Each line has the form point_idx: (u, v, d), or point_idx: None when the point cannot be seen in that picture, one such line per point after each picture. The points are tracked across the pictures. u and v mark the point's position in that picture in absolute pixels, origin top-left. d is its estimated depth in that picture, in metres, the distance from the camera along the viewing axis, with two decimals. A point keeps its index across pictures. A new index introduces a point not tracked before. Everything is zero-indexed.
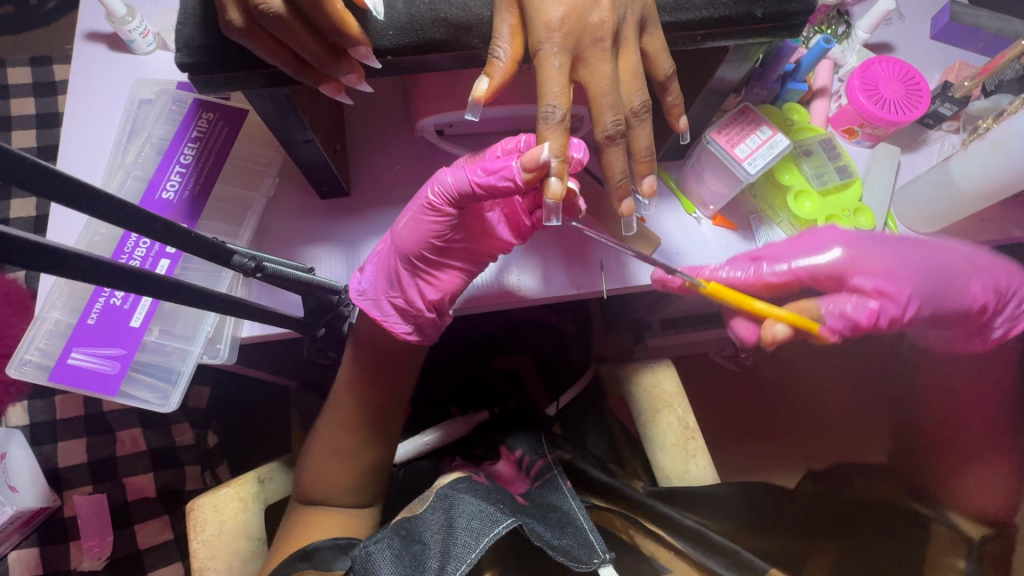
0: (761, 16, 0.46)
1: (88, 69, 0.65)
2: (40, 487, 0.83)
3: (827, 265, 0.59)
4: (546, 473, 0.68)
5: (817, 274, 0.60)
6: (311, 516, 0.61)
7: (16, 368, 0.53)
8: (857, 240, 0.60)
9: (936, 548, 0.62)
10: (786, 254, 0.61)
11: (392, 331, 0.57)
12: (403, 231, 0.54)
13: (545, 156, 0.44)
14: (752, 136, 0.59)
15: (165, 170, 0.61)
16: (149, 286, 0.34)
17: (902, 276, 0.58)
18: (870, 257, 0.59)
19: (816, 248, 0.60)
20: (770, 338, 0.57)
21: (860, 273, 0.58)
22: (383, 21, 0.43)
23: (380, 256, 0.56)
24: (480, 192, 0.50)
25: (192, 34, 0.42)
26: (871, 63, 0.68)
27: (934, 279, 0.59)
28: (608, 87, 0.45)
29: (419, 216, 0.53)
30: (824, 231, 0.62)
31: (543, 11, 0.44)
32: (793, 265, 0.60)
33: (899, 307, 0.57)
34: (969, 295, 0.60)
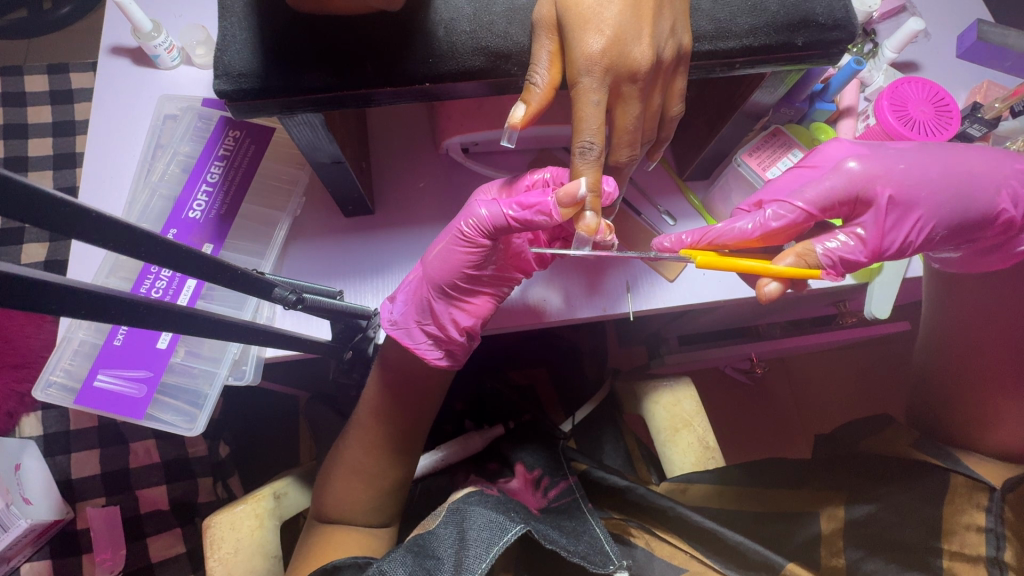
0: (801, 45, 0.46)
1: (113, 84, 0.65)
2: (54, 499, 0.82)
3: (841, 192, 0.55)
4: (567, 494, 0.67)
5: (828, 207, 0.55)
6: (333, 535, 0.62)
7: (42, 390, 0.53)
8: (868, 158, 0.55)
9: (953, 505, 0.56)
10: (790, 189, 0.56)
11: (424, 358, 0.58)
12: (437, 260, 0.55)
13: (582, 192, 0.46)
14: (782, 159, 0.60)
15: (191, 189, 0.61)
16: (174, 320, 0.33)
17: (917, 195, 0.55)
18: (884, 180, 0.55)
19: (824, 177, 0.55)
20: (764, 296, 0.53)
21: (873, 196, 0.55)
22: (420, 49, 0.43)
23: (412, 284, 0.57)
24: (515, 226, 0.51)
25: (231, 61, 0.42)
26: (900, 84, 0.67)
27: (954, 195, 0.56)
28: (632, 126, 0.47)
29: (452, 247, 0.54)
30: (832, 155, 0.57)
31: (583, 40, 0.43)
32: (801, 201, 0.54)
33: (907, 225, 0.55)
34: (991, 192, 0.56)
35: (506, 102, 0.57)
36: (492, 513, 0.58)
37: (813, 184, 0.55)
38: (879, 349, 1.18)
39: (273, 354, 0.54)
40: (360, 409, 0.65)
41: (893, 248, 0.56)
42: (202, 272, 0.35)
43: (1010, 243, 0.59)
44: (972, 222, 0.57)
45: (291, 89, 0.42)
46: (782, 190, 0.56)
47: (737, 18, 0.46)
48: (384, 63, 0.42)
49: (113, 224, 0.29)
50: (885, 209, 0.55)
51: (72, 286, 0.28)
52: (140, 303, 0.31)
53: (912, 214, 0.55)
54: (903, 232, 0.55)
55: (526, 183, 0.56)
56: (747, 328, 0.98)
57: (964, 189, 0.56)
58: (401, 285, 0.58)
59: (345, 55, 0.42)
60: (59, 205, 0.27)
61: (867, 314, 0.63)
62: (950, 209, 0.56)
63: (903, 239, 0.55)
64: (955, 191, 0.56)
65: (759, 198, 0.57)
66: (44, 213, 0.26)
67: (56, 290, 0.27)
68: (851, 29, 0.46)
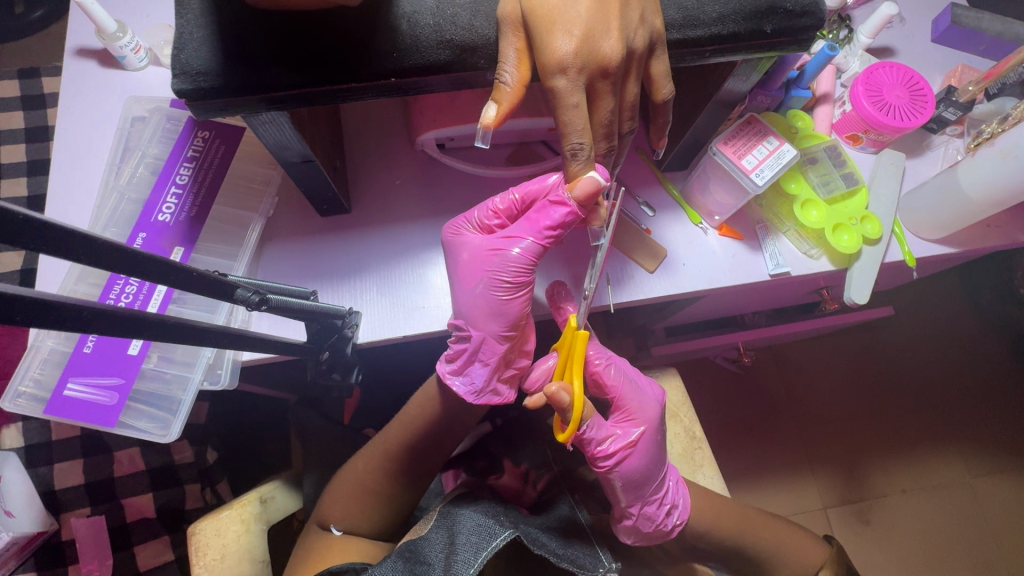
0: (770, 32, 0.46)
1: (80, 86, 0.64)
2: (37, 512, 0.80)
3: (634, 408, 0.62)
4: (552, 486, 0.69)
5: (623, 401, 0.63)
6: (335, 541, 0.61)
7: (10, 400, 0.52)
8: (640, 417, 0.62)
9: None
10: (633, 381, 0.64)
11: (508, 402, 0.61)
12: (489, 316, 0.56)
13: (601, 184, 0.48)
14: (758, 147, 0.57)
15: (160, 192, 0.59)
16: (144, 329, 0.32)
17: (645, 445, 0.61)
18: (635, 412, 0.62)
19: (643, 388, 0.64)
20: (550, 395, 0.49)
21: (633, 421, 0.62)
22: (383, 45, 0.42)
23: (481, 352, 0.57)
24: (551, 244, 0.55)
25: (189, 59, 0.41)
26: (876, 70, 0.67)
27: (657, 448, 0.62)
28: (608, 120, 0.47)
29: (499, 298, 0.56)
30: (646, 402, 0.63)
31: (551, 43, 0.43)
32: (615, 370, 0.63)
33: (651, 512, 0.62)
34: (661, 486, 0.63)
35: (478, 96, 0.56)
36: (480, 518, 0.59)
37: (642, 400, 0.63)
38: (863, 336, 1.19)
39: (250, 356, 0.54)
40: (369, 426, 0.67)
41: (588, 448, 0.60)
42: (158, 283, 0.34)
43: (663, 510, 0.63)
44: (651, 483, 0.61)
45: (254, 89, 0.41)
46: (624, 365, 0.65)
47: (705, 6, 0.46)
48: (349, 62, 0.42)
49: (70, 236, 0.28)
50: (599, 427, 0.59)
51: (32, 295, 0.26)
52: (104, 312, 0.30)
53: (635, 445, 0.60)
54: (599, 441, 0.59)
55: (498, 207, 0.57)
56: (732, 319, 0.98)
57: (659, 469, 0.62)
58: (461, 359, 0.58)
59: (308, 55, 0.41)
60: (8, 214, 0.25)
61: (845, 299, 0.64)
62: (638, 478, 0.61)
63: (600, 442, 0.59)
64: (653, 450, 0.61)
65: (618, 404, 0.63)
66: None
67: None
68: (819, 16, 0.46)
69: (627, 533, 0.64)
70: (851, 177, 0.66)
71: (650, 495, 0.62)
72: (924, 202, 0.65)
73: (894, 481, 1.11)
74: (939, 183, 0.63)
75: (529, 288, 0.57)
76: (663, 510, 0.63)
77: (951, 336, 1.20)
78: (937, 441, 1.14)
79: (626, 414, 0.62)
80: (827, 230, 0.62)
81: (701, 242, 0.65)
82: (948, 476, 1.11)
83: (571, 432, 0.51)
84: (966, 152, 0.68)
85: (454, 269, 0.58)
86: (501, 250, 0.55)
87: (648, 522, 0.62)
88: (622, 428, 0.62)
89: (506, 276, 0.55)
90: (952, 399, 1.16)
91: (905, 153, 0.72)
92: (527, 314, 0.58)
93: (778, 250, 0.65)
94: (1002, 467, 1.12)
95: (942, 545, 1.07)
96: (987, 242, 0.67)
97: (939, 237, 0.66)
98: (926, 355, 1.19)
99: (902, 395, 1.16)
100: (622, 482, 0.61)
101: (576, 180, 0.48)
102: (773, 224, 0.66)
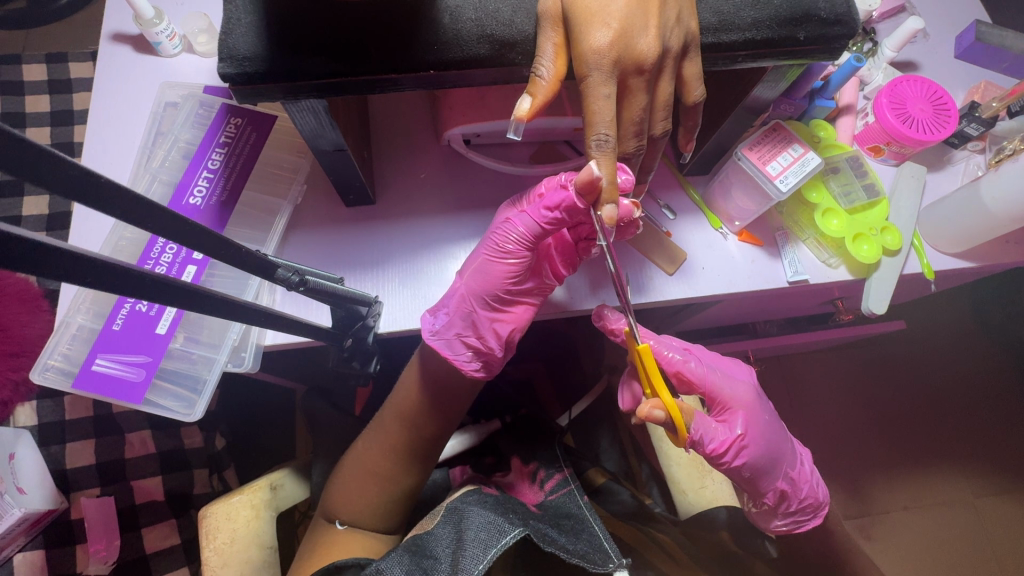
0: (804, 40, 0.46)
1: (115, 71, 0.65)
2: (49, 490, 0.80)
3: (729, 397, 0.64)
4: (563, 487, 0.69)
5: (717, 392, 0.64)
6: (340, 536, 0.63)
7: (39, 373, 0.52)
8: (750, 405, 0.64)
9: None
10: (714, 365, 0.66)
11: (456, 366, 0.57)
12: (476, 274, 0.57)
13: (597, 175, 0.46)
14: (783, 153, 0.58)
15: (192, 175, 0.60)
16: (198, 300, 0.34)
17: (753, 428, 0.63)
18: (739, 403, 0.64)
19: (731, 374, 0.66)
20: (646, 415, 0.53)
21: (733, 411, 0.64)
22: (424, 37, 0.43)
23: (450, 299, 0.57)
24: (547, 226, 0.55)
25: (235, 45, 0.42)
26: (899, 82, 0.67)
27: (770, 437, 0.64)
28: (639, 117, 0.47)
29: (492, 261, 0.57)
30: (737, 385, 0.65)
31: (588, 34, 0.44)
32: (710, 369, 0.65)
33: (802, 492, 0.65)
34: (776, 472, 0.64)
35: (509, 94, 0.57)
36: (490, 515, 0.59)
37: (733, 382, 0.65)
38: (872, 350, 1.19)
39: (275, 339, 0.54)
40: (380, 413, 0.66)
41: (700, 450, 0.61)
42: (194, 249, 0.34)
43: (787, 493, 0.65)
44: (773, 471, 0.64)
45: (296, 74, 0.42)
46: (706, 358, 0.66)
47: (740, 11, 0.46)
48: (389, 49, 0.42)
49: (131, 199, 0.30)
50: (709, 426, 0.61)
51: (100, 258, 0.28)
52: (162, 282, 0.31)
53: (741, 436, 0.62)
54: (711, 441, 0.61)
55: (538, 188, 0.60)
56: (743, 327, 0.99)
57: (777, 448, 0.64)
58: (437, 300, 0.59)
59: (351, 40, 0.42)
60: (92, 177, 0.27)
61: (863, 309, 0.64)
62: (762, 465, 0.63)
63: (713, 440, 0.61)
64: (764, 438, 0.63)
65: (713, 395, 0.64)
66: (55, 181, 0.27)
67: (72, 260, 0.27)
68: (853, 24, 0.47)
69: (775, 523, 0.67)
70: (872, 187, 0.66)
71: (784, 471, 0.65)
72: (945, 215, 0.65)
73: (899, 496, 1.10)
74: (962, 196, 0.64)
75: (520, 265, 0.56)
76: (809, 489, 0.66)
77: (961, 354, 1.20)
78: (943, 458, 1.13)
79: (723, 406, 0.65)
80: (847, 238, 0.63)
81: (720, 247, 0.65)
82: (953, 494, 1.11)
83: (684, 438, 0.54)
84: (986, 168, 0.69)
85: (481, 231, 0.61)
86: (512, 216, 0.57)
87: (800, 500, 0.65)
88: (726, 422, 0.64)
89: (501, 240, 0.56)
90: (960, 417, 1.16)
91: (925, 167, 0.72)
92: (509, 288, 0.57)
93: (798, 257, 0.65)
94: (1008, 487, 1.12)
95: (944, 563, 1.07)
96: (1005, 258, 0.67)
97: (956, 251, 0.67)
98: (936, 372, 1.19)
99: (911, 411, 1.16)
100: (750, 473, 0.63)
101: (598, 206, 0.47)
102: (793, 232, 0.66)
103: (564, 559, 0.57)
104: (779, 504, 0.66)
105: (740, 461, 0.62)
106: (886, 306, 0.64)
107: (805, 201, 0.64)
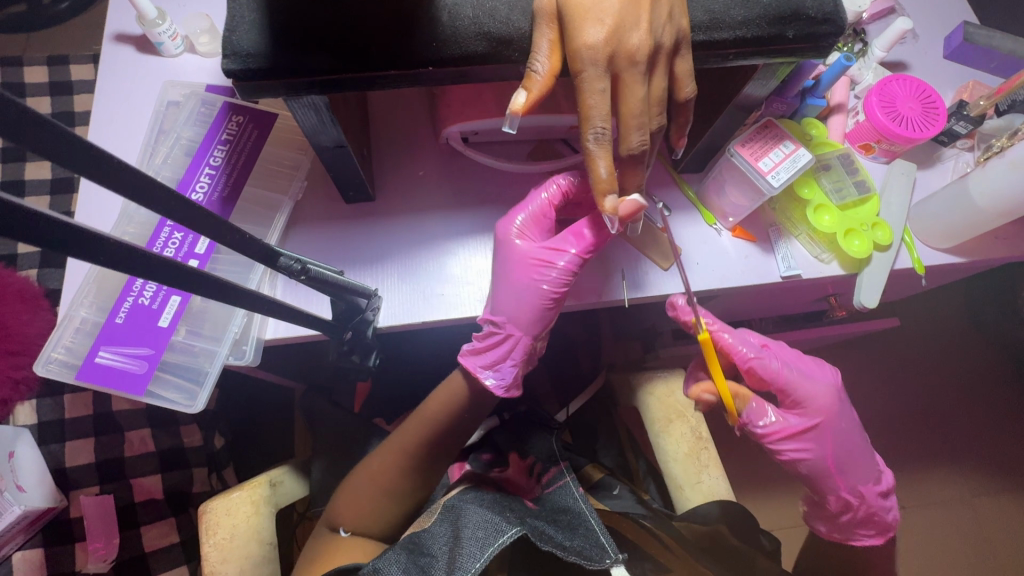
0: (792, 37, 0.48)
1: (118, 70, 0.66)
2: (48, 488, 0.80)
3: (806, 396, 0.65)
4: (559, 480, 0.69)
5: (796, 389, 0.65)
6: (338, 542, 0.62)
7: (43, 366, 0.53)
8: (830, 406, 0.65)
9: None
10: (798, 365, 0.67)
11: (507, 397, 0.62)
12: (526, 316, 0.60)
13: (604, 174, 0.48)
14: (775, 150, 0.59)
15: (194, 172, 0.61)
16: (203, 285, 0.35)
17: (824, 434, 0.65)
18: (817, 403, 0.65)
19: (813, 373, 0.67)
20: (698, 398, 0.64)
21: (810, 411, 0.65)
22: (422, 33, 0.44)
23: (510, 345, 0.61)
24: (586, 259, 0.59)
25: (238, 42, 0.43)
26: (889, 81, 0.69)
27: (846, 444, 0.66)
28: (639, 109, 0.48)
29: (537, 304, 0.59)
30: (821, 384, 0.66)
31: (583, 30, 0.45)
32: (789, 370, 0.65)
33: (872, 510, 0.66)
34: (846, 481, 0.66)
35: (505, 92, 0.58)
36: (487, 514, 0.60)
37: (813, 383, 0.65)
38: (868, 348, 1.20)
39: (276, 330, 0.55)
40: None
41: (754, 433, 0.66)
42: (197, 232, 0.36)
43: (854, 505, 0.66)
44: (843, 479, 0.66)
45: (298, 69, 0.43)
46: (785, 355, 0.67)
47: (730, 10, 0.48)
48: (388, 45, 0.43)
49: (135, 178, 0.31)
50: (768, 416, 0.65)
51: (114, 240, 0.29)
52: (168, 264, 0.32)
53: (807, 432, 0.65)
54: (760, 424, 0.66)
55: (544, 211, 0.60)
56: (740, 325, 1.00)
57: (852, 457, 0.66)
58: (488, 345, 0.61)
59: (351, 37, 0.43)
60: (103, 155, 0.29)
61: (855, 303, 0.65)
62: (827, 467, 0.65)
63: (765, 426, 0.65)
64: (835, 443, 0.65)
65: (789, 392, 0.65)
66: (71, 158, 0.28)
67: (86, 239, 0.28)
68: (840, 22, 0.48)
69: (833, 531, 0.69)
70: (862, 184, 0.68)
71: (852, 484, 0.66)
72: (936, 210, 0.66)
73: (895, 495, 1.11)
74: (952, 192, 0.64)
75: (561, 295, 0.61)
76: (878, 507, 0.67)
77: (954, 351, 1.21)
78: (939, 455, 1.14)
79: (798, 403, 0.66)
80: (838, 234, 0.64)
81: (715, 243, 0.66)
82: (948, 492, 1.12)
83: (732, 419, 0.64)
84: (975, 165, 0.70)
85: (498, 268, 0.60)
86: (541, 256, 0.59)
87: (863, 515, 0.67)
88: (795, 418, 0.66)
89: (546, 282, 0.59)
90: (956, 415, 1.17)
91: (915, 164, 0.74)
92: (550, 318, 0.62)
93: (790, 253, 0.66)
94: (1002, 484, 1.13)
95: (940, 560, 1.07)
96: (995, 253, 0.68)
97: (946, 246, 0.68)
98: (930, 369, 1.20)
99: (906, 409, 1.17)
100: (808, 474, 0.66)
101: (600, 197, 0.49)
102: (786, 228, 0.67)
103: (561, 556, 0.57)
104: (842, 515, 0.67)
105: (802, 456, 0.65)
106: (876, 304, 0.65)
107: (797, 197, 0.66)
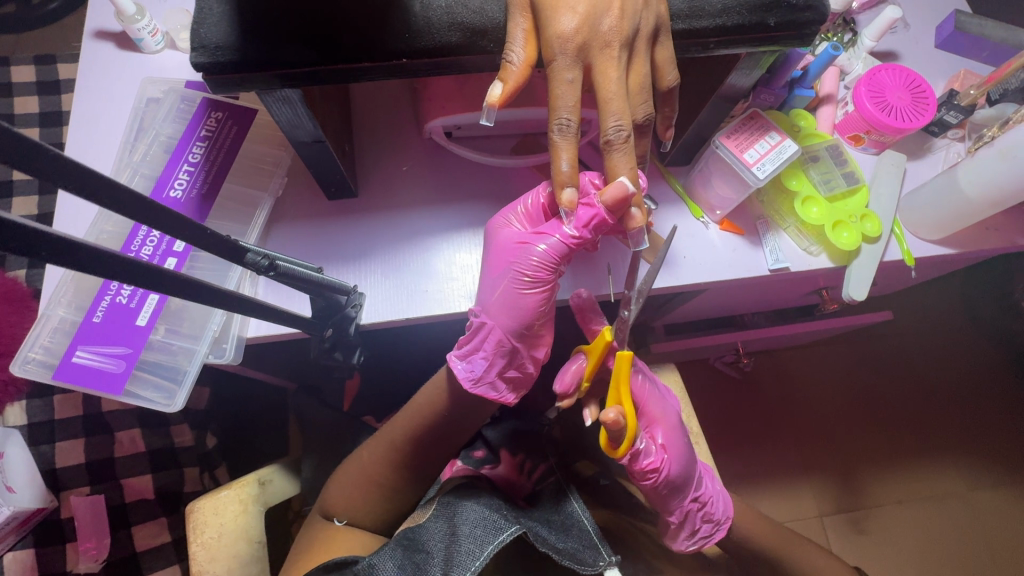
0: (774, 25, 0.47)
1: (98, 67, 0.65)
2: (38, 488, 0.80)
3: (657, 414, 0.64)
4: (549, 477, 0.71)
5: (648, 408, 0.64)
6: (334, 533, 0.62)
7: (19, 366, 0.52)
8: (673, 424, 0.64)
9: None
10: (650, 384, 0.66)
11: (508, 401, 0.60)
12: (507, 309, 0.56)
13: (564, 167, 0.47)
14: (760, 141, 0.58)
15: (173, 169, 0.61)
16: (166, 281, 0.33)
17: (675, 448, 0.63)
18: (668, 420, 0.64)
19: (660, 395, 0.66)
20: (609, 420, 0.51)
21: (656, 427, 0.64)
22: (395, 23, 0.43)
23: (487, 341, 0.57)
24: (574, 247, 0.55)
25: (207, 35, 0.42)
26: (877, 71, 0.68)
27: (691, 456, 0.65)
28: (615, 91, 0.46)
29: (519, 295, 0.56)
30: (670, 404, 0.66)
31: (556, 20, 0.45)
32: (648, 388, 0.65)
33: (710, 513, 0.66)
34: (688, 489, 0.64)
35: (487, 84, 0.57)
36: (485, 510, 0.59)
37: (664, 401, 0.65)
38: (863, 342, 1.19)
39: (257, 328, 0.55)
40: None
41: (634, 464, 0.60)
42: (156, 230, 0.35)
43: (692, 509, 0.65)
44: (688, 488, 0.64)
45: (268, 62, 0.42)
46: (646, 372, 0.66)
47: None
48: (360, 35, 0.43)
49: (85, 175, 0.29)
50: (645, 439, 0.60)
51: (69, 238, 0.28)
52: (125, 260, 0.30)
53: (665, 452, 0.63)
54: (645, 457, 0.60)
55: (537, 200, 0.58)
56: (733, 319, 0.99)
57: (691, 467, 0.64)
58: (470, 343, 0.58)
59: (322, 28, 0.43)
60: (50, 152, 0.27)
61: (844, 296, 0.64)
62: (681, 479, 0.63)
63: (643, 455, 0.60)
64: (686, 455, 0.64)
65: (647, 412, 0.64)
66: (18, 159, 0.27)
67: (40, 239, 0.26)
68: (822, 9, 0.47)
69: (673, 537, 0.67)
70: (852, 175, 0.66)
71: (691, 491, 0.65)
72: (925, 201, 0.65)
73: (891, 489, 1.11)
74: (940, 183, 0.64)
75: (549, 287, 0.56)
76: (714, 510, 0.66)
77: (951, 344, 1.20)
78: (935, 449, 1.14)
79: (649, 421, 0.64)
80: (827, 226, 0.63)
81: (703, 236, 0.65)
82: (944, 486, 1.11)
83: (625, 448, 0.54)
84: (965, 155, 0.69)
85: (486, 256, 0.58)
86: (527, 244, 0.55)
87: (702, 517, 0.66)
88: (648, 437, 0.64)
89: (527, 271, 0.55)
90: (952, 407, 1.17)
91: (906, 155, 0.73)
92: (541, 317, 0.57)
93: (778, 245, 0.66)
94: (999, 477, 1.12)
95: (937, 554, 1.07)
96: (986, 244, 0.67)
97: (935, 238, 0.67)
98: (925, 362, 1.19)
99: (902, 402, 1.17)
100: (664, 487, 0.63)
101: (559, 189, 0.48)
102: (774, 220, 0.67)
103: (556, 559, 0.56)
104: (683, 522, 0.66)
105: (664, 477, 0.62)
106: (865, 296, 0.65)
107: (785, 189, 0.65)
